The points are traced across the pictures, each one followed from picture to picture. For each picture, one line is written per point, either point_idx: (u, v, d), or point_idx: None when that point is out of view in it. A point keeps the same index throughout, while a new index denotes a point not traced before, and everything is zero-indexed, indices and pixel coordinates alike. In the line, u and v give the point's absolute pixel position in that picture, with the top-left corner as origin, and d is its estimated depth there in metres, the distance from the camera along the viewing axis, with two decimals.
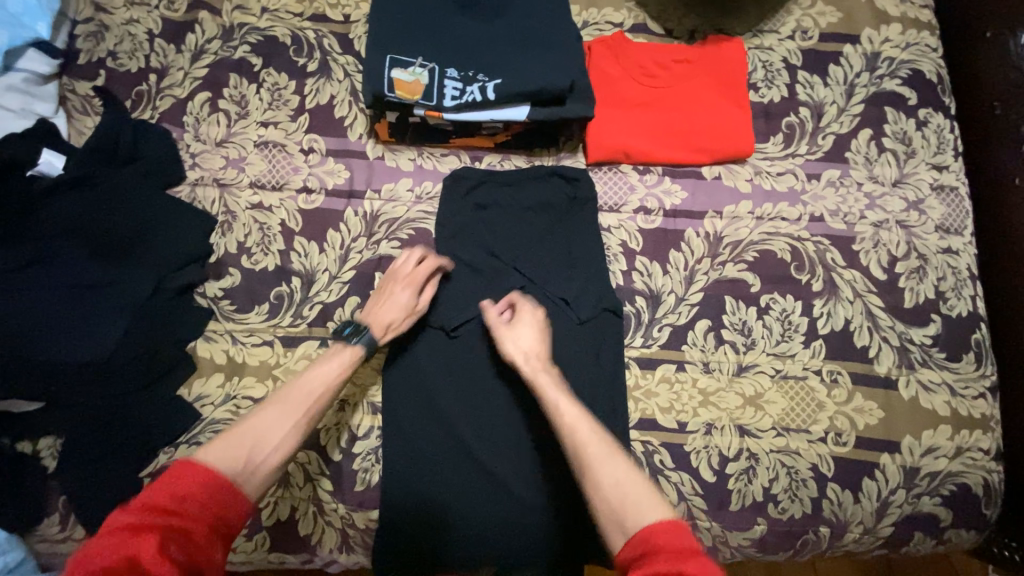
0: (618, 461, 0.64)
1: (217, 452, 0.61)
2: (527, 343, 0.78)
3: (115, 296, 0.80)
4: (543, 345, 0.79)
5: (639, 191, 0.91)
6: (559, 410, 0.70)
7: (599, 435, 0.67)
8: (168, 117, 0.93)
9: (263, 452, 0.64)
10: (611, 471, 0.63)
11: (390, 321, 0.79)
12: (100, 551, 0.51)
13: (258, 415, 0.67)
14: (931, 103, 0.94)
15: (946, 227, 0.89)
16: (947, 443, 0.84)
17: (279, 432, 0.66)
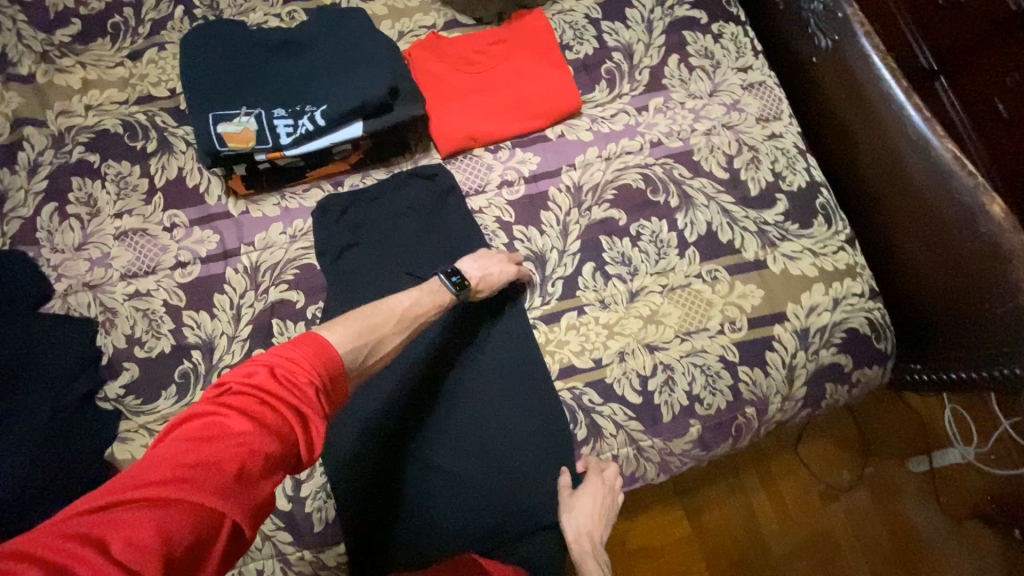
0: None
1: (341, 343, 0.65)
2: (584, 524, 0.80)
3: (7, 430, 0.75)
4: (599, 520, 0.81)
5: (496, 168, 0.96)
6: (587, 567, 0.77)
7: None
8: (21, 239, 0.91)
9: (375, 355, 0.69)
10: None
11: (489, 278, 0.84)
12: (229, 406, 0.52)
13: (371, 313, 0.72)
14: (720, 16, 1.06)
15: (765, 117, 1.01)
16: (825, 299, 0.93)
17: (391, 339, 0.72)
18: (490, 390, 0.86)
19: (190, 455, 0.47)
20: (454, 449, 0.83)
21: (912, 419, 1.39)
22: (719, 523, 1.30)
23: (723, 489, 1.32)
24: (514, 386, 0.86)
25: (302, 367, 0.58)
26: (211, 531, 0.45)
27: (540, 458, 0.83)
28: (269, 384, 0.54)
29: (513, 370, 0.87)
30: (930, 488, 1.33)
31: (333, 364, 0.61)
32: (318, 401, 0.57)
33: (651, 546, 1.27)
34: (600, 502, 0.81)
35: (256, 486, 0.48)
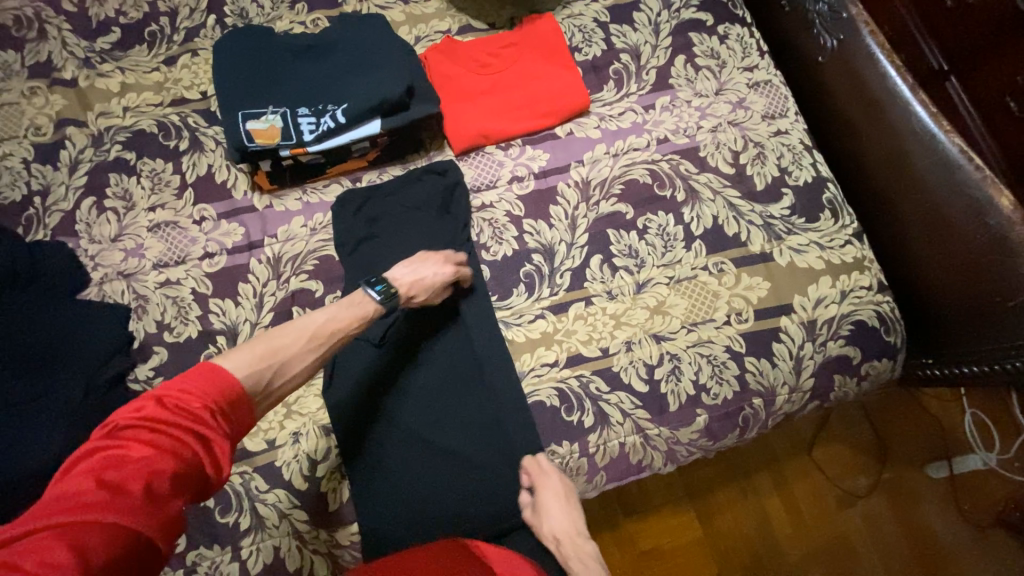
0: None
1: (241, 366, 0.67)
2: (558, 524, 0.81)
3: (45, 405, 0.80)
4: (572, 517, 0.82)
5: (507, 164, 1.00)
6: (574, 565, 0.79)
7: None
8: (62, 231, 0.97)
9: (283, 376, 0.71)
10: None
11: (415, 288, 0.86)
12: (125, 439, 0.57)
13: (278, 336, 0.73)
14: (726, 19, 1.08)
15: (771, 115, 1.03)
16: (832, 291, 0.94)
17: (300, 360, 0.74)
18: (492, 380, 0.90)
19: (91, 487, 0.53)
20: (458, 431, 0.87)
21: (931, 424, 1.37)
22: (731, 527, 1.29)
23: (735, 492, 1.31)
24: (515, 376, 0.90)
25: (195, 394, 0.61)
26: (122, 546, 0.51)
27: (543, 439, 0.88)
28: (159, 416, 0.59)
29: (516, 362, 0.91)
30: (950, 494, 1.31)
31: (232, 384, 0.65)
32: (220, 422, 0.62)
33: (661, 548, 1.27)
34: (563, 501, 0.82)
35: (158, 503, 0.54)
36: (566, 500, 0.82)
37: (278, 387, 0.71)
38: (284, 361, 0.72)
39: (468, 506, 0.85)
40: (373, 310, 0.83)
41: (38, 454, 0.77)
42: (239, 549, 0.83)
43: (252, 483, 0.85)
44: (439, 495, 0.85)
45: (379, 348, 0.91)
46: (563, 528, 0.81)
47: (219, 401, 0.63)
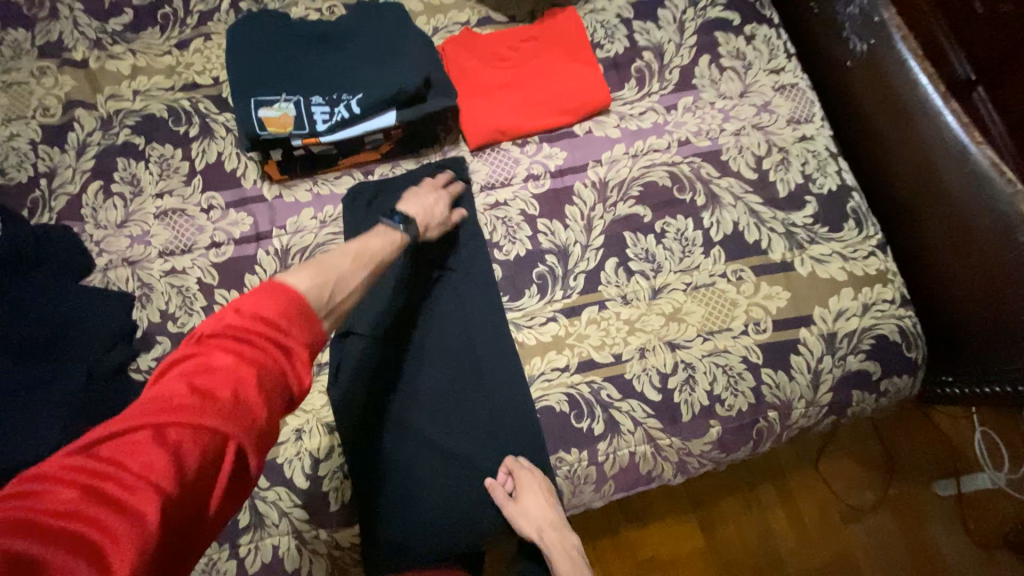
0: None
1: (307, 283, 0.60)
2: (543, 515, 0.81)
3: (45, 393, 0.79)
4: (553, 508, 0.82)
5: (523, 162, 0.97)
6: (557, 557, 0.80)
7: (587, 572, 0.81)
8: (67, 215, 0.96)
9: (345, 293, 0.64)
10: None
11: (426, 220, 0.86)
12: (205, 350, 0.51)
13: (329, 259, 0.66)
14: (753, 19, 1.05)
15: (796, 119, 1.00)
16: (853, 303, 0.91)
17: (353, 279, 0.66)
18: (499, 384, 0.87)
19: (179, 392, 0.48)
20: (464, 435, 0.86)
21: (941, 442, 1.34)
22: (734, 538, 1.26)
23: (739, 503, 1.29)
24: (525, 380, 0.88)
25: (266, 308, 0.54)
26: (212, 455, 0.46)
27: (551, 444, 0.86)
28: (235, 325, 0.52)
29: (526, 365, 0.89)
30: (958, 514, 1.28)
31: (300, 301, 0.57)
32: (292, 341, 0.54)
33: (662, 556, 1.25)
34: (544, 491, 0.82)
35: (238, 416, 0.48)
36: (544, 496, 0.82)
37: (342, 303, 0.63)
38: (337, 281, 0.64)
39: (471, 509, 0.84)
40: (398, 237, 0.80)
41: (37, 444, 0.75)
42: (238, 546, 0.81)
43: None
44: (442, 497, 0.84)
45: (386, 347, 0.89)
46: (542, 523, 0.81)
47: (297, 314, 0.55)
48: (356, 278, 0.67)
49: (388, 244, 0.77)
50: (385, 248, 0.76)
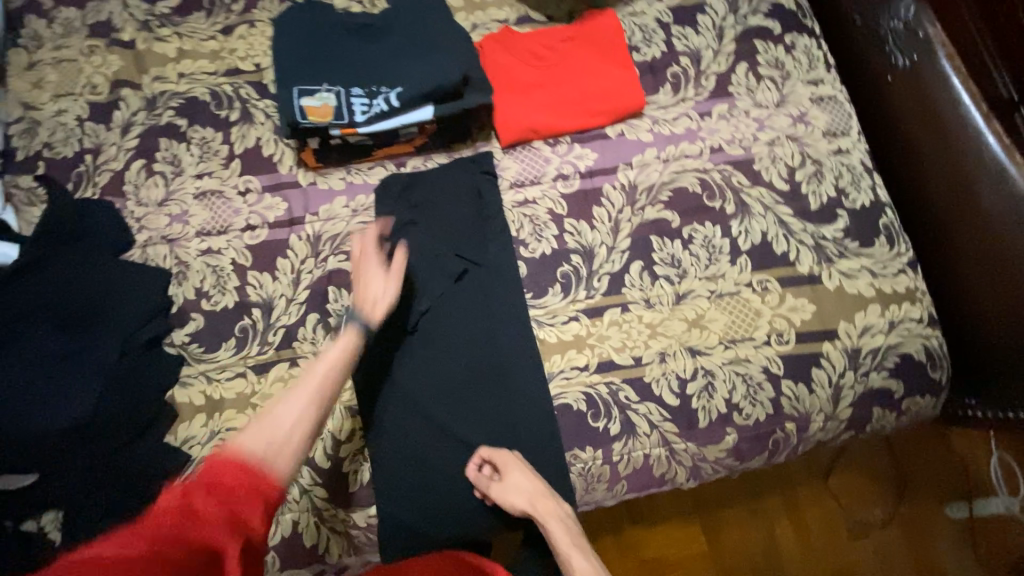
0: None
1: (251, 434, 0.66)
2: (532, 488, 0.82)
3: (86, 360, 0.85)
4: (540, 482, 0.84)
5: (553, 161, 0.98)
6: (558, 539, 0.80)
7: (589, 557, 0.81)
8: (110, 190, 0.99)
9: (291, 425, 0.68)
10: None
11: (375, 296, 0.82)
12: (173, 506, 0.58)
13: (275, 407, 0.69)
14: (794, 28, 1.04)
15: (832, 132, 0.99)
16: (879, 320, 0.90)
17: (294, 411, 0.69)
18: (520, 379, 0.89)
19: (166, 525, 0.58)
20: (483, 427, 0.87)
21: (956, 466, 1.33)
22: (738, 545, 1.27)
23: (745, 511, 1.29)
24: (544, 377, 0.89)
25: (228, 472, 0.61)
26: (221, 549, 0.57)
27: (567, 441, 0.87)
28: (195, 502, 0.59)
29: (546, 363, 0.90)
30: (969, 539, 1.26)
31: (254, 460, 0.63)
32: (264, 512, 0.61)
33: (664, 556, 1.26)
34: (527, 467, 0.84)
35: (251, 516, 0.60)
36: (530, 472, 0.84)
37: (296, 437, 0.68)
38: (281, 436, 0.67)
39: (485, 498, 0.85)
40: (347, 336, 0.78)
41: (78, 407, 0.81)
42: None
43: None
44: (456, 485, 0.85)
45: (412, 336, 0.91)
46: (534, 496, 0.82)
47: (243, 475, 0.61)
48: (298, 408, 0.70)
49: (342, 349, 0.77)
50: (333, 359, 0.75)
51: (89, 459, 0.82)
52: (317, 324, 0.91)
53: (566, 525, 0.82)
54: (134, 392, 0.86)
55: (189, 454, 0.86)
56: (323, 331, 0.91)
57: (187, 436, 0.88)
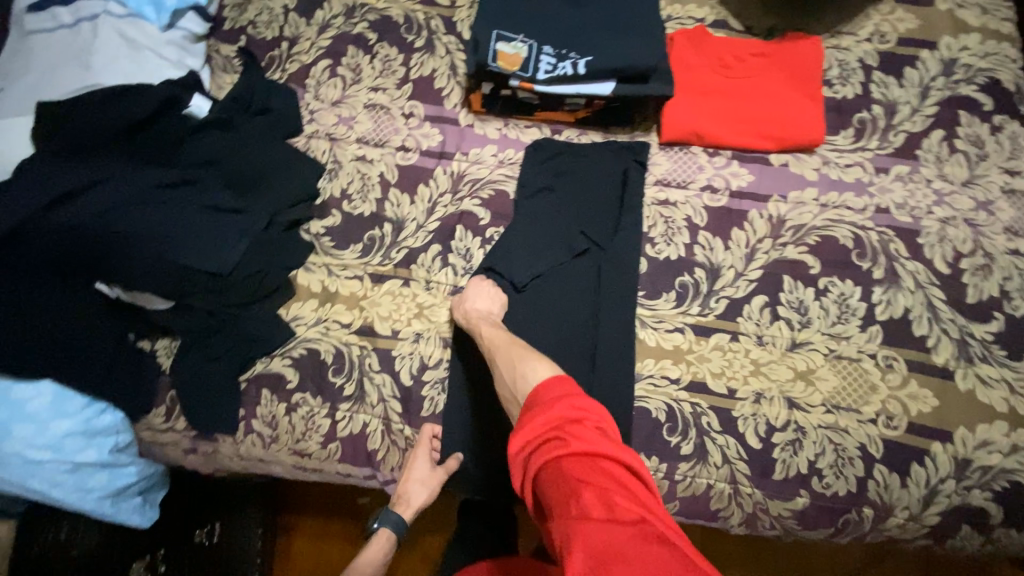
0: (519, 354, 0.76)
1: None
2: (475, 299, 0.89)
3: (239, 221, 0.91)
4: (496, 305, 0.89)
5: (706, 171, 0.96)
6: (484, 337, 0.83)
7: (512, 344, 0.79)
8: (294, 79, 1.08)
9: None
10: (511, 362, 0.75)
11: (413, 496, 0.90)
12: None
13: None
14: (1008, 109, 0.95)
15: (1016, 229, 0.90)
16: (1003, 440, 0.83)
17: None
18: (610, 370, 0.89)
19: None
20: None
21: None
22: None
23: None
24: (632, 375, 0.89)
25: None
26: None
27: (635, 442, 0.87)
28: None
29: (638, 362, 0.90)
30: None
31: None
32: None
33: None
34: (478, 284, 0.92)
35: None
36: (486, 289, 0.91)
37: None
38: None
39: None
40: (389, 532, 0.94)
41: (224, 258, 0.88)
42: (337, 409, 0.91)
43: (367, 359, 0.92)
44: (517, 441, 0.89)
45: (519, 294, 0.93)
46: (473, 308, 0.88)
47: None
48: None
49: (379, 549, 0.93)
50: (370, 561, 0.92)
51: (219, 306, 0.92)
52: (437, 255, 0.96)
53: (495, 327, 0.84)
54: (269, 263, 0.94)
55: (296, 330, 0.94)
56: (440, 263, 0.96)
57: (297, 315, 0.95)
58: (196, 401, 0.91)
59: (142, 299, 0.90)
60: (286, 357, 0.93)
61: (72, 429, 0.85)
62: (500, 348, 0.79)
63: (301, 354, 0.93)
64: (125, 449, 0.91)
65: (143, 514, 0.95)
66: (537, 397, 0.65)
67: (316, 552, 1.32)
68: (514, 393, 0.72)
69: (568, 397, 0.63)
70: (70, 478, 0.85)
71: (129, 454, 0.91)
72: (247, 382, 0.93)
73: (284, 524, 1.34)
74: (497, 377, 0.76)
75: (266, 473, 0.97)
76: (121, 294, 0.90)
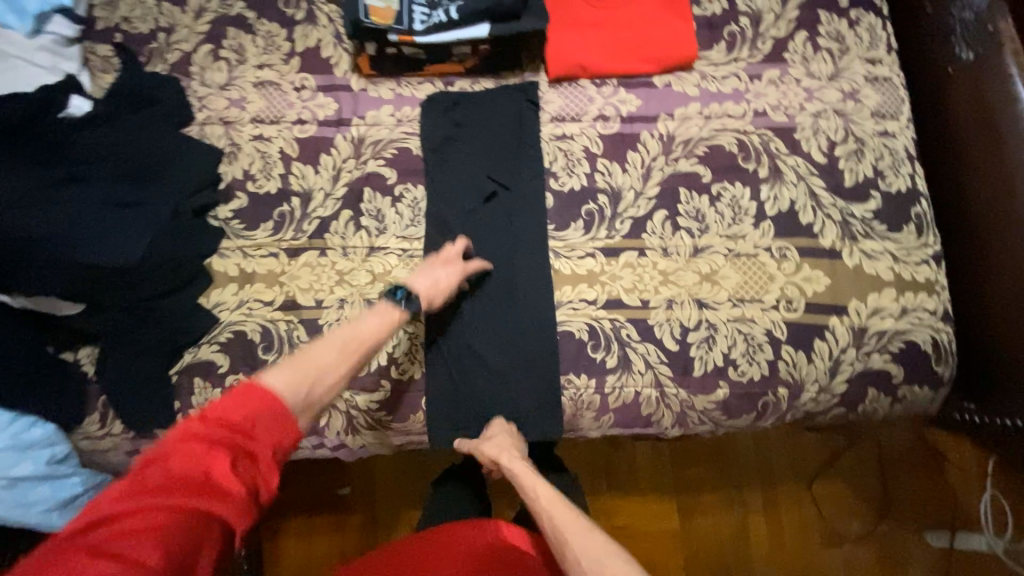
0: (597, 538, 0.70)
1: (274, 377, 0.65)
2: (503, 443, 0.85)
3: (140, 215, 0.90)
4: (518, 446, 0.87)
5: (597, 101, 0.99)
6: (538, 497, 0.78)
7: (576, 518, 0.73)
8: (177, 69, 1.05)
9: (320, 389, 0.68)
10: (591, 548, 0.68)
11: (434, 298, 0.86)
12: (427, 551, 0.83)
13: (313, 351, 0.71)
14: (862, 4, 1.02)
15: (881, 113, 0.97)
16: (892, 304, 0.90)
17: (330, 359, 0.71)
18: (531, 303, 0.92)
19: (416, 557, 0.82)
20: (493, 341, 0.92)
21: (944, 492, 1.45)
22: (707, 529, 1.44)
23: (722, 499, 1.46)
24: (553, 304, 0.92)
25: (236, 416, 0.60)
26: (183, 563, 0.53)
27: (562, 364, 0.91)
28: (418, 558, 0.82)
29: (556, 291, 0.93)
30: (942, 568, 1.41)
31: (279, 397, 0.63)
32: (266, 430, 0.61)
33: (634, 527, 1.44)
34: (509, 433, 0.88)
35: (268, 476, 0.60)
36: (512, 434, 0.88)
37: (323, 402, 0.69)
38: (322, 383, 0.69)
39: (477, 402, 0.92)
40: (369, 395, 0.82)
41: (125, 251, 0.86)
42: None
43: (295, 332, 0.93)
44: (456, 384, 0.92)
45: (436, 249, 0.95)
46: (504, 448, 0.85)
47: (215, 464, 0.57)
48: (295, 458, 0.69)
49: (381, 322, 0.80)
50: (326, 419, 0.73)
51: (134, 302, 0.91)
52: (349, 220, 0.97)
53: (553, 491, 0.79)
54: (179, 252, 0.93)
55: (218, 316, 0.94)
56: (354, 228, 0.97)
57: (218, 301, 0.95)
58: (124, 401, 0.90)
59: (48, 306, 0.88)
60: (212, 344, 0.93)
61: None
62: (572, 528, 0.72)
63: (227, 339, 0.93)
64: (65, 460, 0.89)
65: None
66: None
67: (300, 548, 1.31)
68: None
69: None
70: (7, 493, 0.82)
71: (71, 465, 0.90)
72: (178, 374, 0.92)
73: (268, 528, 1.32)
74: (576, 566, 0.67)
75: None
76: (25, 303, 0.88)
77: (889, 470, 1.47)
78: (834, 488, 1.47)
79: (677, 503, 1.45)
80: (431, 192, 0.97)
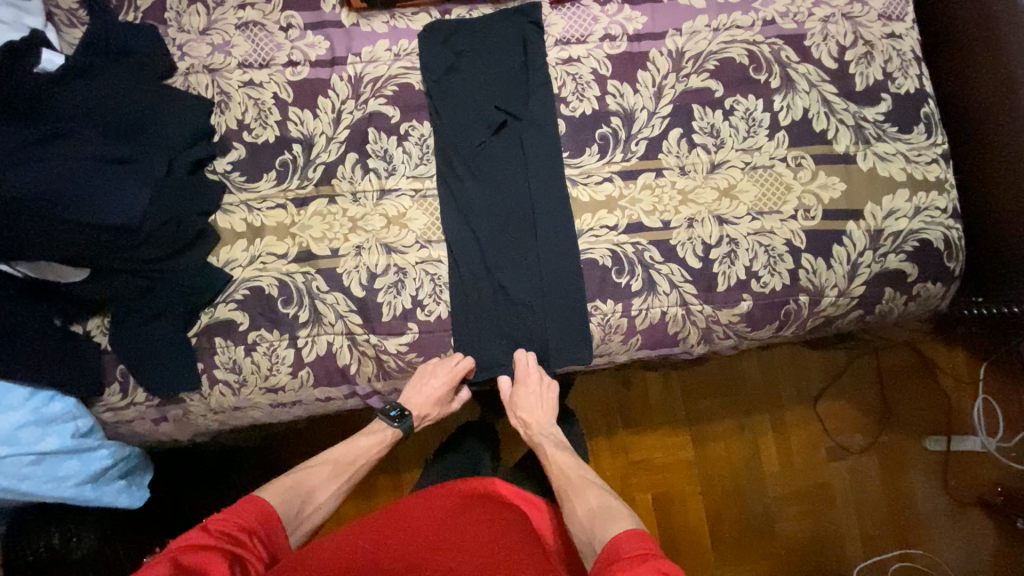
0: (591, 494, 0.81)
1: (273, 499, 0.78)
2: (534, 413, 0.96)
3: (135, 172, 0.84)
4: (546, 412, 0.97)
5: (602, 20, 0.96)
6: (554, 459, 0.91)
7: (580, 476, 0.87)
8: (152, 16, 0.97)
9: (314, 504, 0.83)
10: (585, 500, 0.80)
11: (426, 411, 0.94)
12: (444, 489, 0.86)
13: (308, 471, 0.86)
14: None
15: (888, 16, 0.96)
16: (906, 205, 0.92)
17: (326, 491, 0.86)
18: (551, 233, 0.91)
19: (434, 492, 0.85)
20: (516, 274, 0.91)
21: (941, 400, 1.53)
22: (722, 453, 1.50)
23: (734, 425, 1.51)
24: (574, 232, 0.91)
25: (240, 525, 0.69)
26: None
27: (588, 290, 0.91)
28: (435, 493, 0.85)
29: (577, 220, 0.92)
30: (941, 468, 1.50)
31: (278, 519, 0.75)
32: (270, 536, 0.72)
33: (653, 459, 1.49)
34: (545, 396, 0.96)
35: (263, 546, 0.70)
36: (541, 395, 0.96)
37: (309, 515, 0.82)
38: (315, 495, 0.84)
39: (506, 335, 0.92)
40: (391, 433, 0.95)
41: (125, 208, 0.80)
42: (297, 338, 0.90)
43: (313, 282, 0.91)
44: (485, 319, 0.91)
45: (451, 184, 0.93)
46: (534, 415, 0.96)
47: (215, 540, 0.65)
48: (331, 488, 0.87)
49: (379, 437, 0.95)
50: (371, 451, 0.92)
51: (141, 265, 0.86)
52: (356, 163, 0.93)
53: (566, 454, 0.92)
54: (179, 207, 0.88)
55: (231, 274, 0.91)
56: (362, 171, 0.93)
57: (229, 258, 0.92)
58: (144, 367, 0.87)
59: (53, 274, 0.84)
60: (228, 302, 0.91)
61: (22, 421, 0.79)
62: (574, 488, 0.84)
63: (243, 295, 0.90)
64: (90, 432, 0.86)
65: (131, 495, 0.91)
66: (612, 546, 0.65)
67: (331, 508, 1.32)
68: (590, 534, 0.73)
69: (647, 547, 0.63)
70: (36, 469, 0.79)
71: (96, 437, 0.88)
72: (197, 336, 0.90)
73: None
74: (571, 517, 0.79)
75: (247, 421, 0.96)
76: (29, 272, 0.83)
77: (890, 384, 1.54)
78: (839, 405, 1.53)
79: (692, 433, 1.51)
80: (439, 128, 0.94)
